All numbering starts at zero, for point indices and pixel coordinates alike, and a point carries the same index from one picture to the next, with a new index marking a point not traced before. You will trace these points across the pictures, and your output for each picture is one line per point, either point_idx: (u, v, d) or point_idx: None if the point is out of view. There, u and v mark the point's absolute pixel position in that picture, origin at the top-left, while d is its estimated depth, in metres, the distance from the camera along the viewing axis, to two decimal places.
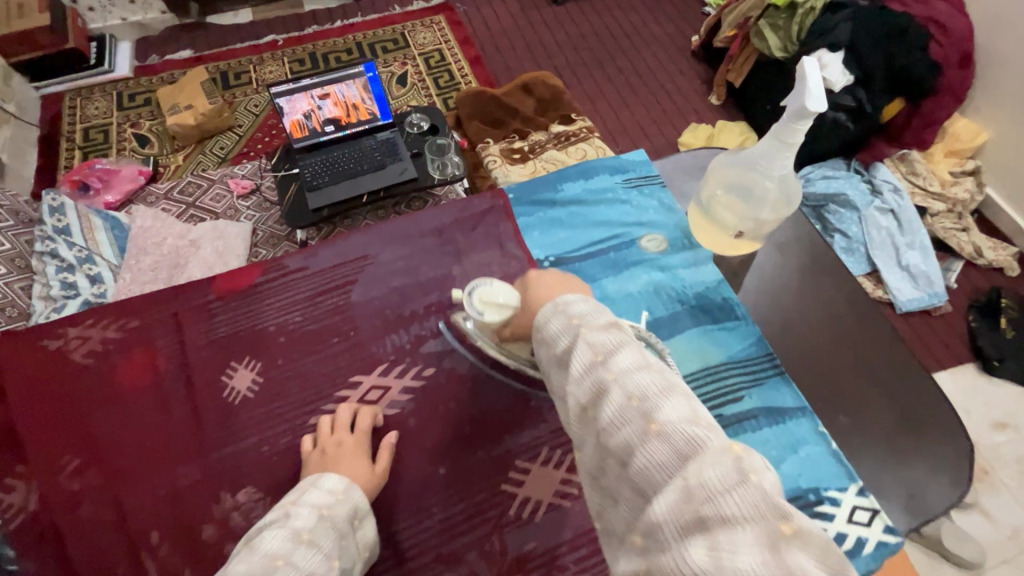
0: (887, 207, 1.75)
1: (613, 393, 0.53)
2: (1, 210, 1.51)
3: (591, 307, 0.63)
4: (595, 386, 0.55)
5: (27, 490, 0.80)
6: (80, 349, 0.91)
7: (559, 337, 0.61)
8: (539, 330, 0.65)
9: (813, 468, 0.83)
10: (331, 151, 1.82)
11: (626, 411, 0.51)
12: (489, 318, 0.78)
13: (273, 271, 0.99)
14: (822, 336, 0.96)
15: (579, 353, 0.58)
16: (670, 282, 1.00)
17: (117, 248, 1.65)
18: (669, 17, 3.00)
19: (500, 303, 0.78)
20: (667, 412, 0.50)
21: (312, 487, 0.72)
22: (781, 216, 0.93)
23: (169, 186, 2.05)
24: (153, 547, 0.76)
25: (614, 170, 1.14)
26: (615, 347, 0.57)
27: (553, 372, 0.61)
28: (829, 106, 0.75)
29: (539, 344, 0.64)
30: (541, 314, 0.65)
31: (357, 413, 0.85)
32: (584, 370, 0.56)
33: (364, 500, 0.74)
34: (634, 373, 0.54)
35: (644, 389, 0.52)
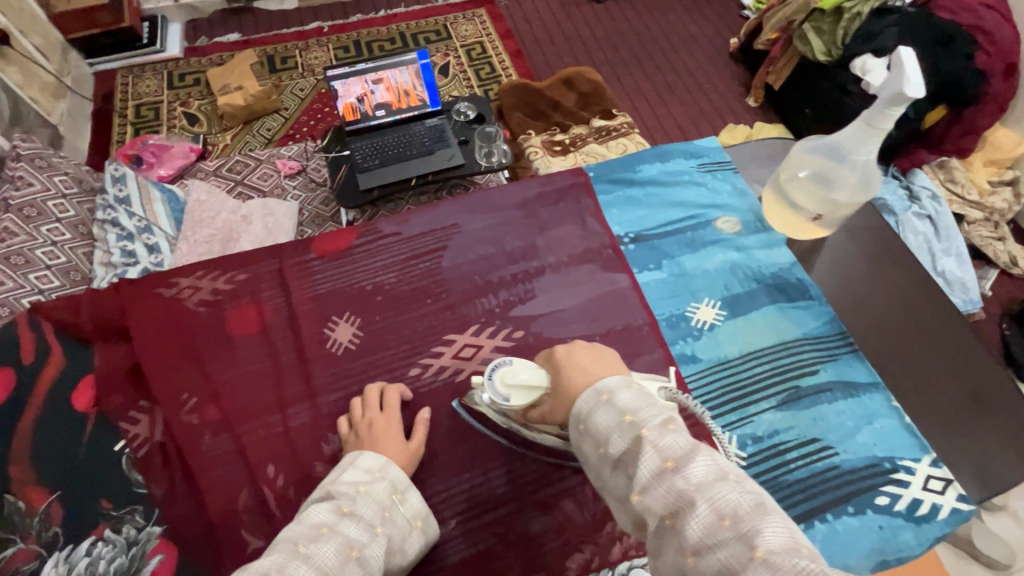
0: (925, 213, 1.95)
1: (697, 506, 0.50)
2: (66, 178, 1.55)
3: (640, 401, 0.61)
4: (670, 496, 0.52)
5: (151, 423, 0.86)
6: (191, 298, 0.96)
7: (614, 437, 0.59)
8: (586, 423, 0.63)
9: (887, 439, 0.88)
10: (380, 136, 1.88)
11: (717, 533, 0.48)
12: (514, 403, 0.76)
13: (367, 235, 1.05)
14: (894, 318, 1.01)
15: (646, 457, 0.56)
16: (746, 261, 1.04)
17: (173, 220, 1.69)
18: (707, 19, 3.04)
19: (526, 386, 0.74)
20: (765, 537, 0.46)
21: (351, 467, 0.74)
22: (858, 201, 0.97)
23: (218, 163, 2.10)
24: (270, 479, 0.82)
25: (688, 155, 1.19)
26: (685, 453, 0.54)
27: (614, 474, 0.59)
28: (925, 92, 0.80)
29: (589, 439, 0.62)
30: (586, 403, 0.64)
31: (384, 395, 0.87)
32: (654, 477, 0.54)
33: (403, 476, 0.76)
34: (715, 485, 0.51)
35: (733, 505, 0.49)
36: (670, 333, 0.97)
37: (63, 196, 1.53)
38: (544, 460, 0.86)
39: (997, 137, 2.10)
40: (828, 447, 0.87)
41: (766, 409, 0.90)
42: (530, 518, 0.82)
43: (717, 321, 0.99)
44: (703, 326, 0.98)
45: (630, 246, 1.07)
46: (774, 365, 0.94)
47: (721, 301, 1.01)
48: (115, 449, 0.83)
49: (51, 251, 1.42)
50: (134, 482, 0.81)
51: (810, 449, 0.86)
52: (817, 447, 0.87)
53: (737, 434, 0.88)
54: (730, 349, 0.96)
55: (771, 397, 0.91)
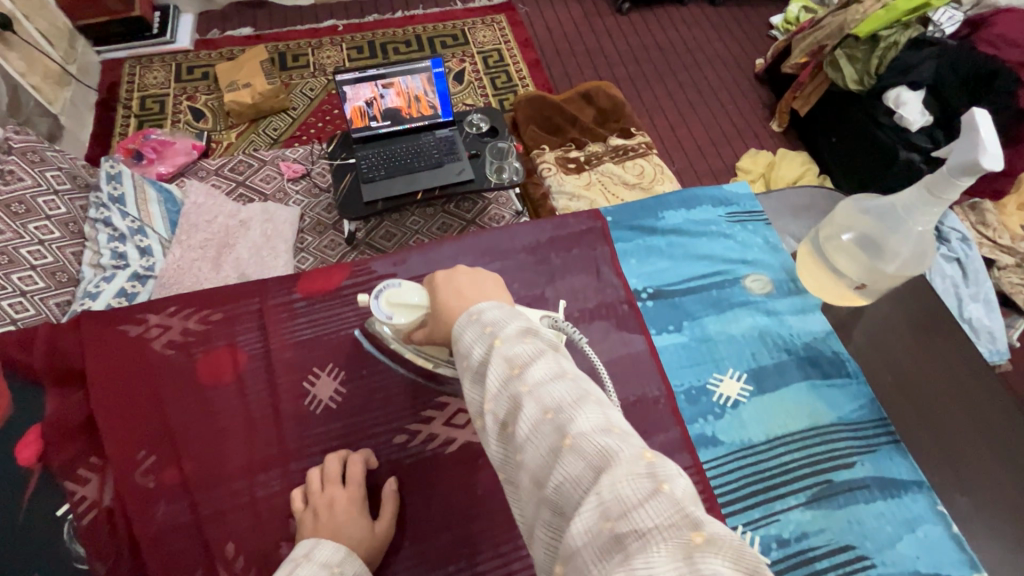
0: (954, 255, 1.85)
1: (526, 405, 0.48)
2: (60, 174, 1.47)
3: (507, 316, 0.58)
4: (510, 401, 0.50)
5: (101, 484, 0.76)
6: (160, 338, 0.87)
7: (474, 349, 0.56)
8: (455, 343, 0.59)
9: (932, 551, 0.77)
10: (389, 144, 1.79)
11: (541, 426, 0.46)
12: (398, 321, 0.76)
13: (359, 276, 0.95)
14: (941, 403, 0.88)
15: (494, 366, 0.53)
16: (777, 328, 0.94)
17: (168, 222, 1.61)
18: (735, 37, 2.92)
19: (411, 306, 0.76)
20: (579, 423, 0.45)
21: (305, 560, 0.62)
22: (908, 275, 0.86)
23: (220, 162, 2.01)
24: (230, 560, 0.73)
25: (717, 202, 1.08)
26: (530, 358, 0.52)
27: (471, 388, 0.55)
28: (1004, 165, 0.69)
29: (455, 356, 0.58)
30: (458, 325, 0.60)
31: (347, 466, 0.77)
32: (499, 384, 0.52)
33: (363, 567, 0.65)
34: (550, 382, 0.49)
35: (559, 399, 0.47)
36: (689, 409, 0.87)
37: (54, 191, 1.43)
38: None
39: None
40: (864, 557, 0.76)
41: (794, 506, 0.80)
42: None
43: (742, 397, 0.88)
44: (726, 402, 0.88)
45: (647, 302, 0.97)
46: (804, 453, 0.83)
47: (746, 373, 0.90)
48: (57, 514, 0.74)
49: (38, 250, 1.33)
50: (75, 555, 0.72)
51: (842, 559, 0.76)
52: (851, 556, 0.76)
53: (760, 535, 0.77)
54: (755, 431, 0.85)
55: (799, 491, 0.81)
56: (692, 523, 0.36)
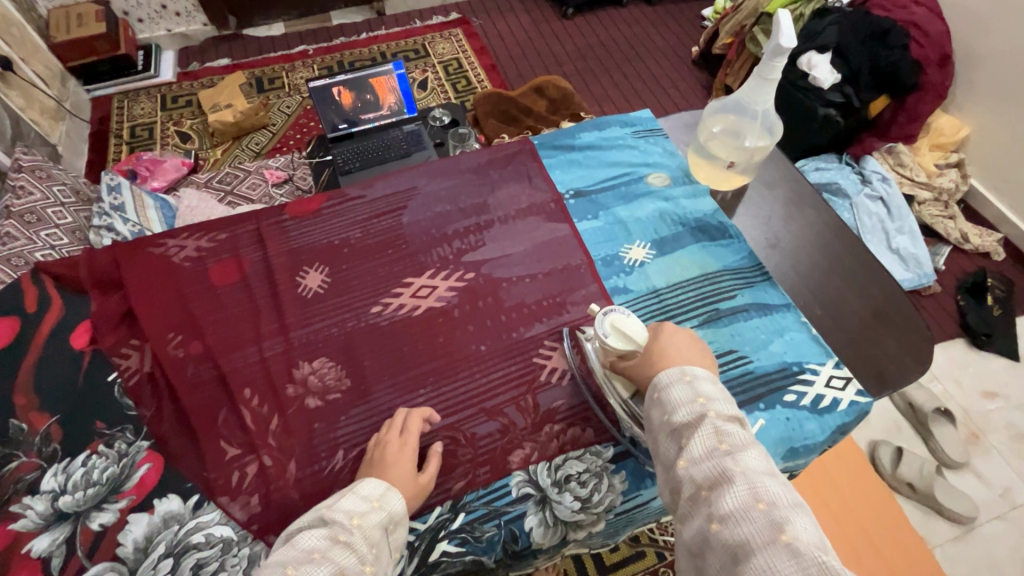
0: (877, 194, 2.09)
1: (739, 486, 0.59)
2: (65, 189, 1.70)
3: (718, 393, 0.71)
4: (714, 470, 0.62)
5: (140, 356, 0.96)
6: (177, 254, 1.08)
7: (682, 408, 0.70)
8: (659, 392, 0.74)
9: (797, 348, 0.99)
10: (358, 141, 2.06)
11: (749, 510, 0.57)
12: (609, 343, 0.84)
13: (335, 198, 1.18)
14: (806, 251, 1.14)
15: (702, 433, 0.66)
16: (674, 209, 1.17)
17: (165, 224, 1.82)
18: (670, 30, 3.25)
19: (627, 336, 0.84)
20: (795, 526, 0.54)
21: (350, 493, 0.75)
22: (765, 146, 1.11)
23: (210, 176, 2.24)
24: (246, 400, 0.92)
25: (623, 124, 1.33)
26: (742, 444, 0.64)
27: (667, 443, 0.69)
28: (798, 42, 0.93)
29: (657, 404, 0.73)
30: (668, 375, 0.74)
31: (406, 420, 0.88)
32: (706, 454, 0.64)
33: (401, 506, 0.76)
34: (761, 476, 0.60)
35: (772, 496, 0.57)
36: (605, 270, 1.09)
37: (61, 203, 1.66)
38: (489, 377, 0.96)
39: (940, 123, 2.21)
40: (742, 356, 0.98)
41: (689, 328, 1.01)
42: (478, 422, 0.91)
43: (646, 259, 1.10)
44: (634, 263, 1.10)
45: (571, 201, 1.20)
46: (695, 293, 1.06)
47: (650, 243, 1.13)
48: (108, 379, 0.94)
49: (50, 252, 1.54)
50: (125, 406, 0.91)
51: (726, 358, 0.98)
52: (733, 356, 0.98)
53: None
54: (658, 280, 1.08)
55: (693, 317, 1.03)
56: None
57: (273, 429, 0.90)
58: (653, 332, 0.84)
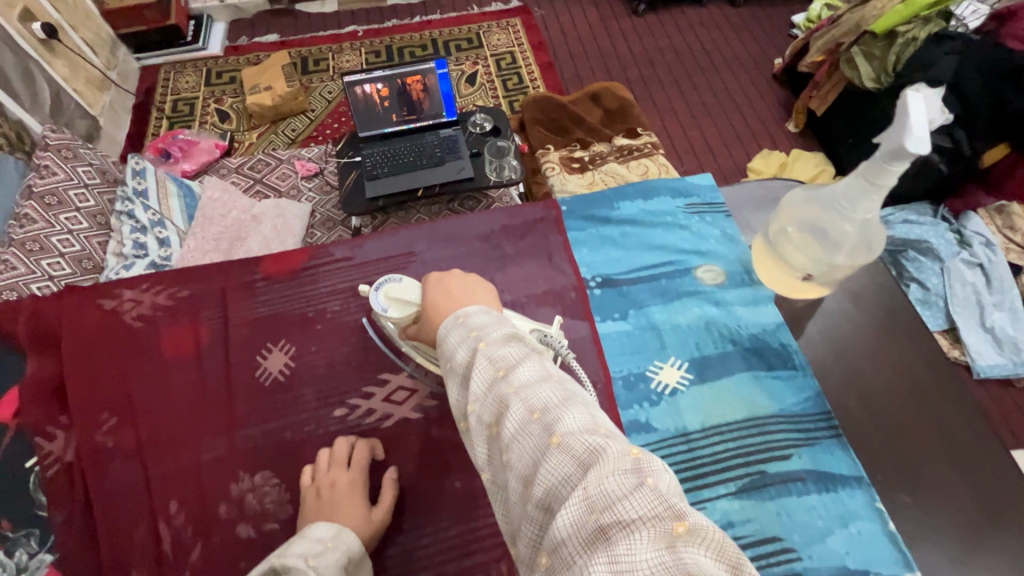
0: (976, 260, 1.67)
1: (514, 404, 0.49)
2: (88, 168, 1.52)
3: (491, 321, 0.59)
4: (496, 403, 0.51)
5: (66, 440, 0.83)
6: (131, 312, 0.94)
7: (458, 353, 0.57)
8: (440, 346, 0.61)
9: (865, 547, 0.75)
10: (394, 143, 1.79)
11: (527, 427, 0.47)
12: (393, 315, 0.82)
13: (318, 258, 1.00)
14: (893, 400, 0.88)
15: (479, 369, 0.53)
16: (724, 319, 0.93)
17: (187, 216, 1.64)
18: (754, 35, 2.84)
19: (406, 302, 0.81)
20: (566, 422, 0.46)
21: (299, 539, 0.66)
22: (856, 263, 0.85)
23: (241, 161, 1.99)
24: (170, 515, 0.78)
25: (675, 193, 1.09)
26: (517, 361, 0.53)
27: (457, 393, 0.56)
28: (930, 148, 0.67)
29: (441, 361, 0.60)
30: (444, 328, 0.61)
31: (353, 451, 0.81)
32: (485, 388, 0.52)
33: (357, 545, 0.69)
34: (536, 384, 0.50)
35: (546, 399, 0.48)
36: (624, 395, 0.87)
37: (84, 185, 1.48)
38: (455, 529, 0.78)
39: None
40: (790, 550, 0.74)
41: (722, 495, 0.79)
42: None
43: (681, 386, 0.88)
44: (663, 389, 0.87)
45: (596, 290, 0.97)
46: (737, 443, 0.82)
47: (688, 362, 0.90)
48: (26, 466, 0.81)
49: (67, 239, 1.39)
50: (37, 504, 0.79)
51: (767, 550, 0.74)
52: (776, 548, 0.74)
53: None
54: (691, 420, 0.85)
55: (730, 481, 0.80)
56: (674, 515, 0.38)
57: (191, 563, 0.75)
58: (425, 287, 0.74)
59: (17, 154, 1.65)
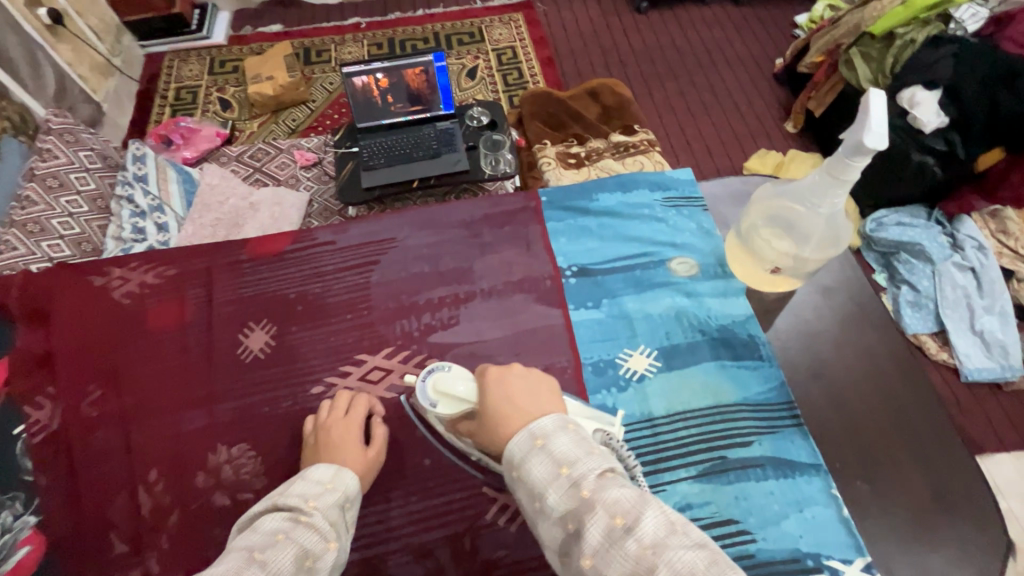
0: (968, 264, 1.66)
1: (658, 570, 0.48)
2: (91, 153, 1.56)
3: (577, 449, 0.59)
4: (625, 560, 0.50)
5: (52, 410, 0.87)
6: (120, 289, 0.97)
7: (552, 491, 0.56)
8: (520, 474, 0.60)
9: (818, 531, 0.77)
10: (392, 134, 1.81)
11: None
12: (441, 411, 0.75)
13: (302, 242, 1.03)
14: (855, 392, 0.90)
15: (594, 518, 0.53)
16: (695, 309, 0.95)
17: (186, 202, 1.67)
18: (756, 35, 2.84)
19: (457, 398, 0.74)
20: None
21: (301, 478, 0.70)
22: (825, 256, 0.87)
23: (241, 149, 2.00)
24: (150, 483, 0.81)
25: (655, 186, 1.11)
26: (635, 509, 0.53)
27: (558, 532, 0.56)
28: (889, 143, 0.69)
29: (525, 491, 0.59)
30: (519, 449, 0.61)
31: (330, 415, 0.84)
32: (606, 539, 0.52)
33: (356, 487, 0.72)
34: (666, 540, 0.50)
35: (688, 562, 0.48)
36: (593, 380, 0.89)
37: (86, 169, 1.52)
38: (422, 503, 0.81)
39: None
40: (745, 532, 0.77)
41: (683, 478, 0.81)
42: (400, 562, 0.77)
43: (648, 373, 0.90)
44: (632, 376, 0.90)
45: (571, 279, 1.00)
46: (700, 430, 0.85)
47: (657, 351, 0.92)
48: (12, 432, 0.84)
49: (67, 221, 1.42)
50: (21, 469, 0.82)
51: (722, 532, 0.77)
52: (731, 530, 0.77)
53: None
54: (656, 406, 0.87)
55: (691, 465, 0.82)
56: None
57: (168, 528, 0.78)
58: (478, 384, 0.73)
59: (22, 137, 1.67)
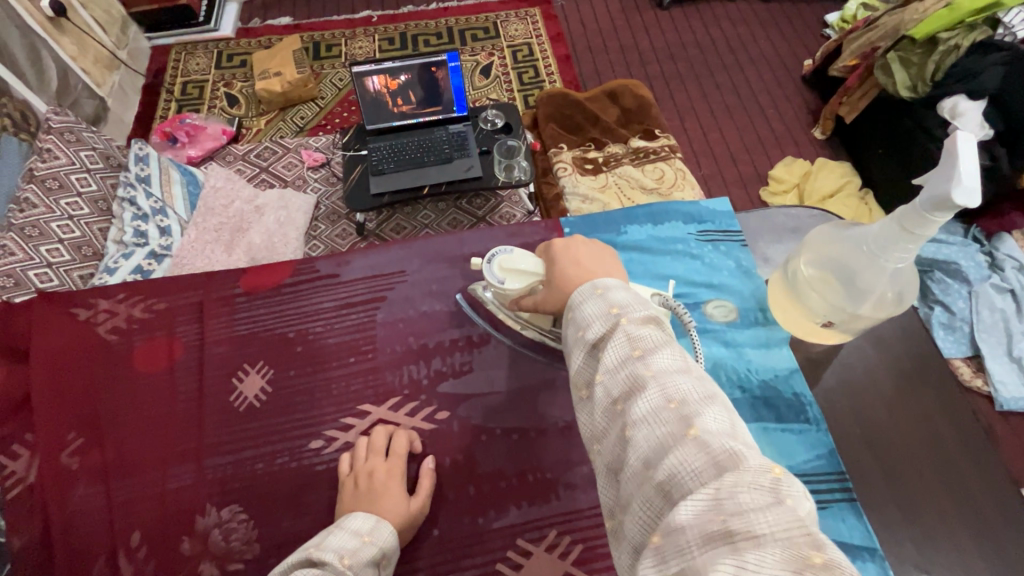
0: (1007, 286, 1.53)
1: (650, 389, 0.48)
2: (92, 152, 1.44)
3: (632, 300, 0.58)
4: (627, 380, 0.50)
5: (29, 462, 0.80)
6: (105, 324, 0.90)
7: (592, 321, 0.56)
8: (570, 310, 0.60)
9: None
10: (402, 137, 1.70)
11: (661, 414, 0.47)
12: (509, 287, 0.78)
13: (303, 273, 0.95)
14: (912, 462, 0.80)
15: (615, 345, 0.53)
16: (733, 361, 0.86)
17: (190, 206, 1.59)
18: (785, 34, 2.69)
19: (524, 273, 0.78)
20: (705, 419, 0.45)
21: (338, 529, 0.66)
22: (882, 314, 0.77)
23: (248, 148, 1.90)
24: (131, 548, 0.74)
25: (688, 218, 1.02)
26: (655, 344, 0.52)
27: (583, 360, 0.57)
28: (980, 201, 0.59)
29: (570, 325, 0.59)
30: (579, 294, 0.60)
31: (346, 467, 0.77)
32: (618, 363, 0.52)
33: (393, 539, 0.68)
34: (674, 373, 0.49)
35: (685, 393, 0.47)
36: None
37: (87, 170, 1.40)
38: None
39: None
40: None
41: None
42: None
43: None
44: None
45: None
46: None
47: None
48: None
49: (67, 225, 1.31)
50: None
51: None
52: None
53: None
54: None
55: None
56: (815, 546, 0.36)
57: None
58: (546, 252, 0.72)
59: (20, 135, 1.56)
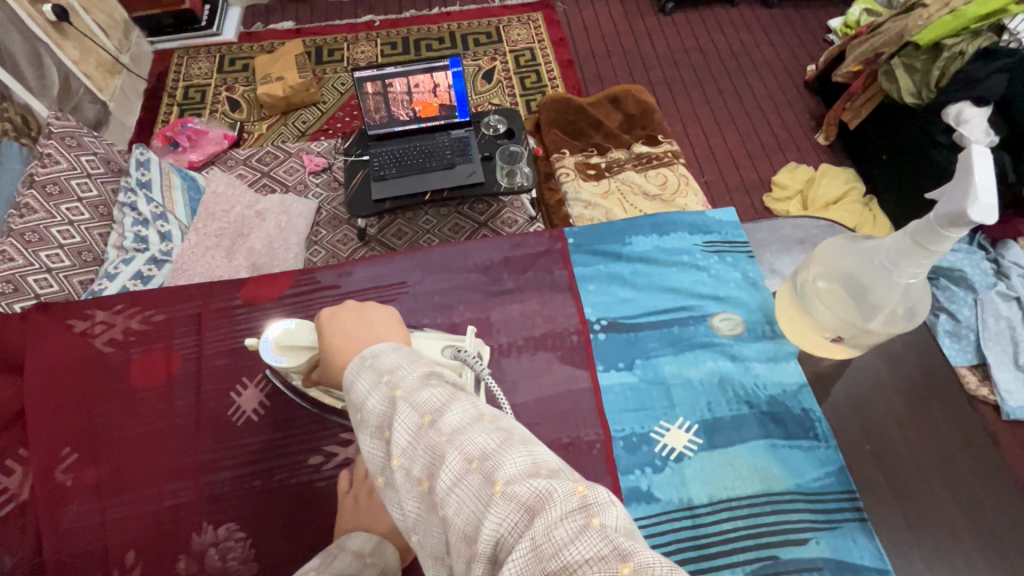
0: (1013, 293, 1.50)
1: (447, 456, 0.42)
2: (93, 157, 1.42)
3: (404, 359, 0.52)
4: (425, 454, 0.43)
5: (23, 477, 0.78)
6: (103, 335, 0.89)
7: (369, 399, 0.49)
8: (348, 393, 0.53)
9: None
10: (404, 143, 1.69)
11: (464, 480, 0.40)
12: (289, 365, 0.74)
13: (302, 284, 0.94)
14: (926, 480, 0.77)
15: (400, 418, 0.46)
16: (741, 376, 0.85)
17: (191, 211, 1.57)
18: (788, 39, 2.69)
19: (299, 347, 0.74)
20: (505, 466, 0.40)
21: (339, 551, 0.63)
22: (894, 331, 0.76)
23: (249, 153, 1.89)
24: (126, 567, 0.72)
25: (694, 229, 1.00)
26: (444, 402, 0.46)
27: (373, 443, 0.49)
28: (997, 217, 0.58)
29: (351, 411, 0.51)
30: (350, 370, 0.53)
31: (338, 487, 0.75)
32: (412, 436, 0.45)
33: (395, 559, 0.66)
34: (468, 428, 0.43)
35: (481, 446, 0.42)
36: (624, 459, 0.78)
37: (87, 175, 1.39)
38: None
39: None
40: None
41: None
42: None
43: (688, 451, 0.79)
44: (669, 455, 0.79)
45: (600, 334, 0.89)
46: (749, 523, 0.73)
47: (697, 425, 0.81)
48: None
49: (67, 230, 1.30)
50: None
51: None
52: None
53: None
54: (697, 492, 0.76)
55: (738, 566, 0.71)
56: (623, 559, 0.33)
57: None
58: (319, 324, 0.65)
59: (23, 139, 1.54)
